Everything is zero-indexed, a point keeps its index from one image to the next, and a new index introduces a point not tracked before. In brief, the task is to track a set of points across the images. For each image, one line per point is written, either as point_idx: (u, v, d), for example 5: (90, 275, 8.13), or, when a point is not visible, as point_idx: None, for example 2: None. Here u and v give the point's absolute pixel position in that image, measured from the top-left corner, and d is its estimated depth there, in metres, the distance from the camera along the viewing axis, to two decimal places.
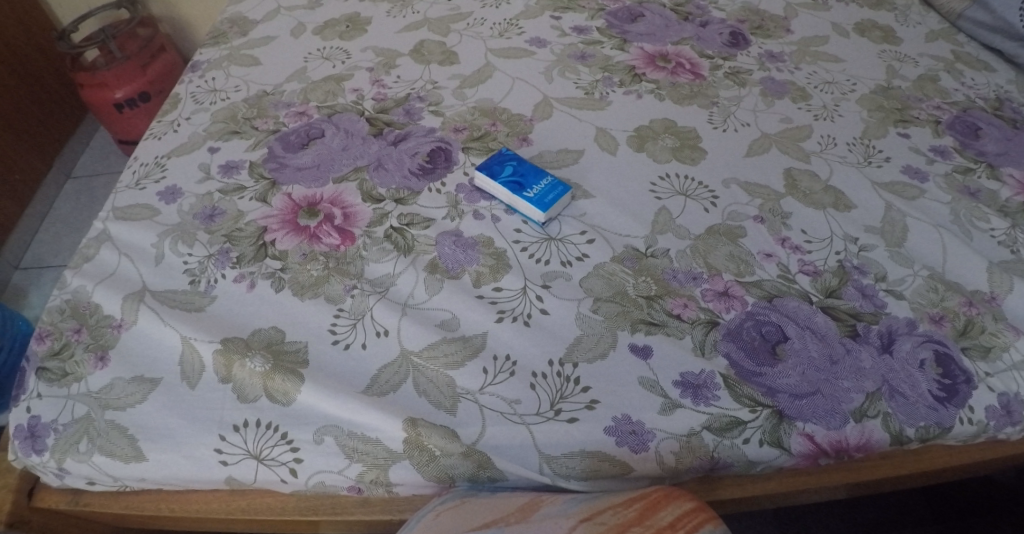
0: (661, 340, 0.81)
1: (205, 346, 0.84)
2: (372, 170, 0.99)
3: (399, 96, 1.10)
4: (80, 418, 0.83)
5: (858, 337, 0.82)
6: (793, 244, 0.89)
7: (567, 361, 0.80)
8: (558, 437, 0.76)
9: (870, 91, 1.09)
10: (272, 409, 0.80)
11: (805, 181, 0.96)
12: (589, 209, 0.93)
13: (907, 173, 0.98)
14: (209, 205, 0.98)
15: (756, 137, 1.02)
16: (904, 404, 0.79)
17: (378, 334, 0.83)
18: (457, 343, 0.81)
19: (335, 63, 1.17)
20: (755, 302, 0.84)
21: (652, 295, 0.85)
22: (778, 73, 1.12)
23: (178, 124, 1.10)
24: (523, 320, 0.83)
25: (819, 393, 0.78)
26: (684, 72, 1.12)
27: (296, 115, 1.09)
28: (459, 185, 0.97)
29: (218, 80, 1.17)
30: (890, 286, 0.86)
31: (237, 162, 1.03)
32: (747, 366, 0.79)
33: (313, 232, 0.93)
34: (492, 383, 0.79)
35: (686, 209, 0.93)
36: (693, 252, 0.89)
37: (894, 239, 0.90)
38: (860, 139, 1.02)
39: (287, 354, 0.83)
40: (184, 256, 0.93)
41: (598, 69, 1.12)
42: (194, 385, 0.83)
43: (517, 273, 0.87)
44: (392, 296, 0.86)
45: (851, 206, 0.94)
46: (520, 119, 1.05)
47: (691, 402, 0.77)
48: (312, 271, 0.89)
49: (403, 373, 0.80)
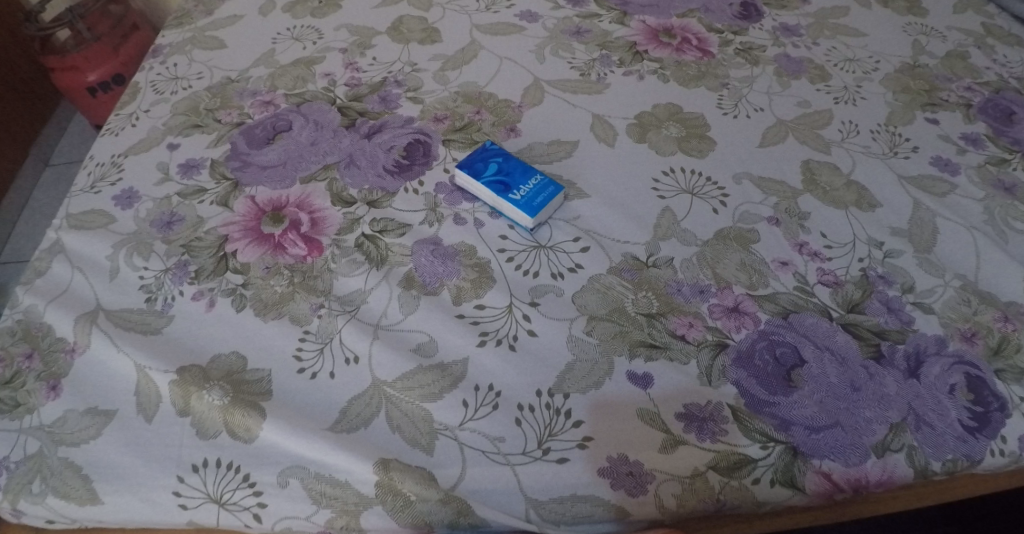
0: (663, 366, 0.72)
1: (161, 377, 0.77)
2: (344, 169, 0.90)
3: (375, 80, 1.00)
4: (33, 455, 0.76)
5: (883, 359, 0.73)
6: (812, 250, 0.80)
7: (557, 391, 0.71)
8: (546, 481, 0.68)
9: (895, 69, 0.98)
10: (233, 447, 0.73)
11: (825, 175, 0.86)
12: (584, 211, 0.83)
13: (936, 165, 0.87)
14: (167, 210, 0.89)
15: (771, 124, 0.91)
16: (932, 436, 0.70)
17: (348, 360, 0.75)
18: (434, 371, 0.73)
19: (306, 44, 1.06)
20: (768, 319, 0.75)
21: (654, 313, 0.76)
22: (794, 49, 1.00)
23: (137, 118, 1.01)
24: (508, 343, 0.75)
25: (838, 426, 0.70)
26: (691, 49, 1.00)
27: (262, 105, 0.99)
28: (439, 184, 0.88)
29: (180, 67, 1.06)
30: (918, 298, 0.77)
31: (198, 160, 0.94)
32: (758, 395, 0.71)
33: (278, 242, 0.84)
34: (473, 417, 0.71)
35: (693, 210, 0.83)
36: (701, 261, 0.79)
37: (922, 243, 0.81)
38: (885, 125, 0.91)
39: (247, 385, 0.75)
40: (140, 270, 0.85)
41: (594, 46, 1.01)
42: (150, 419, 0.76)
43: (502, 288, 0.78)
44: (362, 315, 0.78)
45: (876, 204, 0.84)
46: (507, 106, 0.95)
47: (695, 437, 0.69)
48: (276, 287, 0.81)
49: (375, 406, 0.72)
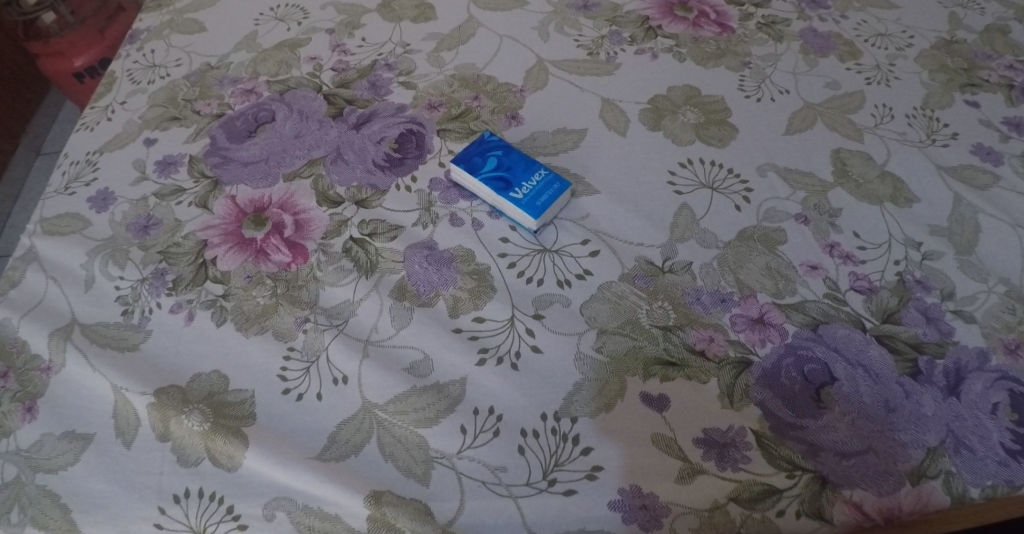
0: (680, 386, 0.66)
1: (138, 399, 0.71)
2: (331, 164, 0.83)
3: (364, 64, 0.92)
4: (10, 482, 0.70)
5: (920, 376, 0.66)
6: (843, 251, 0.73)
7: (564, 415, 0.65)
8: (551, 515, 0.62)
9: (931, 45, 0.89)
10: (216, 476, 0.68)
11: (857, 166, 0.78)
12: (592, 209, 0.76)
13: (977, 154, 0.79)
14: (144, 213, 0.83)
15: (797, 108, 0.83)
16: (971, 460, 0.64)
17: (336, 381, 0.69)
18: (429, 394, 0.67)
19: (290, 25, 0.98)
20: (796, 332, 0.68)
21: (671, 325, 0.69)
22: (821, 22, 0.91)
23: (113, 110, 0.94)
24: (510, 361, 0.68)
25: (870, 451, 0.64)
26: (709, 23, 0.91)
27: (244, 94, 0.92)
28: (434, 179, 0.81)
29: (157, 53, 0.99)
30: (959, 306, 0.70)
31: (176, 157, 0.87)
32: (784, 417, 0.65)
33: (261, 247, 0.78)
34: (472, 445, 0.65)
35: (713, 207, 0.75)
36: (722, 265, 0.72)
37: (963, 243, 0.73)
38: (921, 108, 0.83)
39: (229, 408, 0.70)
40: (115, 281, 0.79)
41: (603, 22, 0.93)
42: (129, 444, 0.70)
43: (503, 298, 0.71)
44: (350, 330, 0.71)
45: (913, 198, 0.76)
46: (508, 91, 0.87)
47: (716, 466, 0.63)
48: (258, 299, 0.75)
49: (366, 431, 0.67)
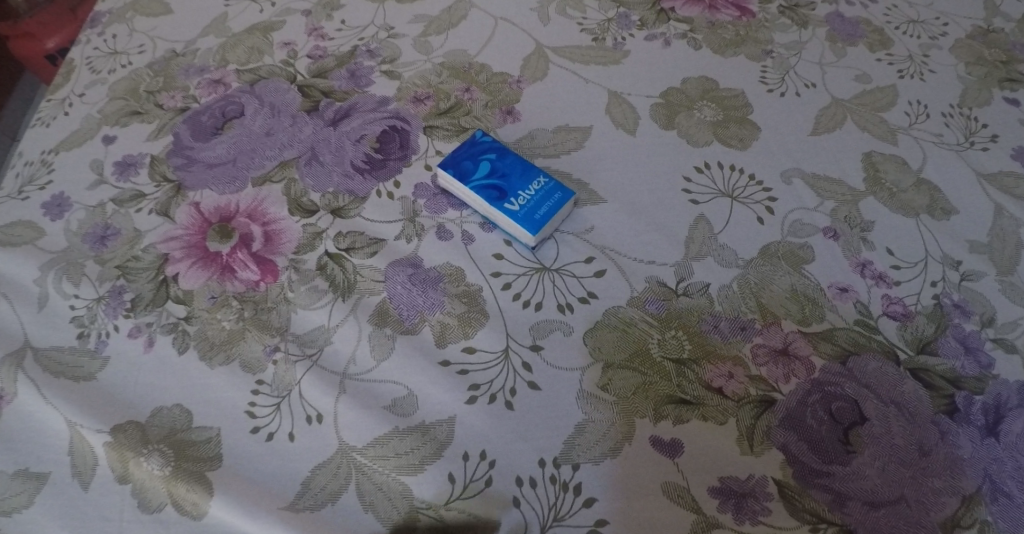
0: (692, 427, 0.59)
1: (95, 438, 0.64)
2: (304, 167, 0.74)
3: (343, 50, 0.83)
4: None
5: (958, 414, 0.59)
6: (877, 271, 0.64)
7: (563, 461, 0.58)
8: None
9: (967, 34, 0.79)
10: (180, 526, 0.61)
11: (891, 171, 0.70)
12: (596, 221, 0.68)
13: (1020, 159, 0.70)
14: (101, 221, 0.74)
15: (825, 104, 0.74)
16: (1013, 511, 0.56)
17: (311, 419, 0.62)
18: (414, 436, 0.60)
19: (262, 6, 0.89)
20: (823, 365, 0.61)
21: (684, 359, 0.61)
22: (849, 5, 0.81)
23: (70, 104, 0.83)
24: (504, 400, 0.61)
25: (903, 500, 0.56)
26: (726, 6, 0.81)
27: (211, 85, 0.83)
28: (419, 185, 0.72)
29: (119, 38, 0.89)
30: (1000, 334, 0.62)
31: (137, 158, 0.78)
32: (808, 463, 0.58)
33: (226, 263, 0.70)
34: (461, 495, 0.58)
35: (731, 219, 0.67)
36: (742, 288, 0.64)
37: (1005, 261, 0.65)
38: (958, 106, 0.74)
39: (193, 448, 0.63)
40: (69, 299, 0.70)
41: (608, 3, 0.83)
42: (87, 485, 0.63)
43: (496, 325, 0.64)
44: (326, 361, 0.64)
45: (951, 210, 0.67)
46: (503, 81, 0.78)
47: (733, 519, 0.56)
48: (224, 323, 0.67)
49: (343, 477, 0.60)
